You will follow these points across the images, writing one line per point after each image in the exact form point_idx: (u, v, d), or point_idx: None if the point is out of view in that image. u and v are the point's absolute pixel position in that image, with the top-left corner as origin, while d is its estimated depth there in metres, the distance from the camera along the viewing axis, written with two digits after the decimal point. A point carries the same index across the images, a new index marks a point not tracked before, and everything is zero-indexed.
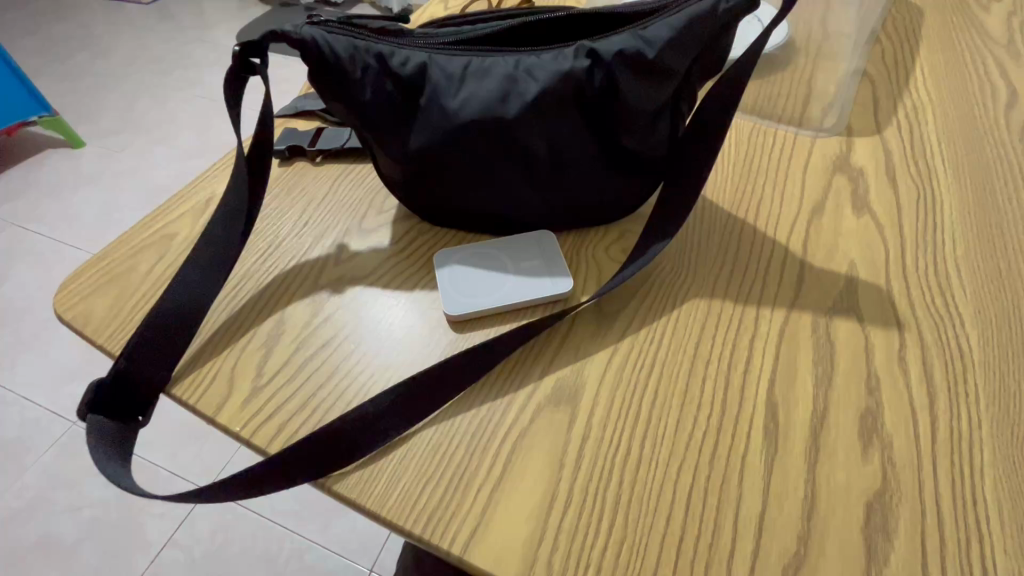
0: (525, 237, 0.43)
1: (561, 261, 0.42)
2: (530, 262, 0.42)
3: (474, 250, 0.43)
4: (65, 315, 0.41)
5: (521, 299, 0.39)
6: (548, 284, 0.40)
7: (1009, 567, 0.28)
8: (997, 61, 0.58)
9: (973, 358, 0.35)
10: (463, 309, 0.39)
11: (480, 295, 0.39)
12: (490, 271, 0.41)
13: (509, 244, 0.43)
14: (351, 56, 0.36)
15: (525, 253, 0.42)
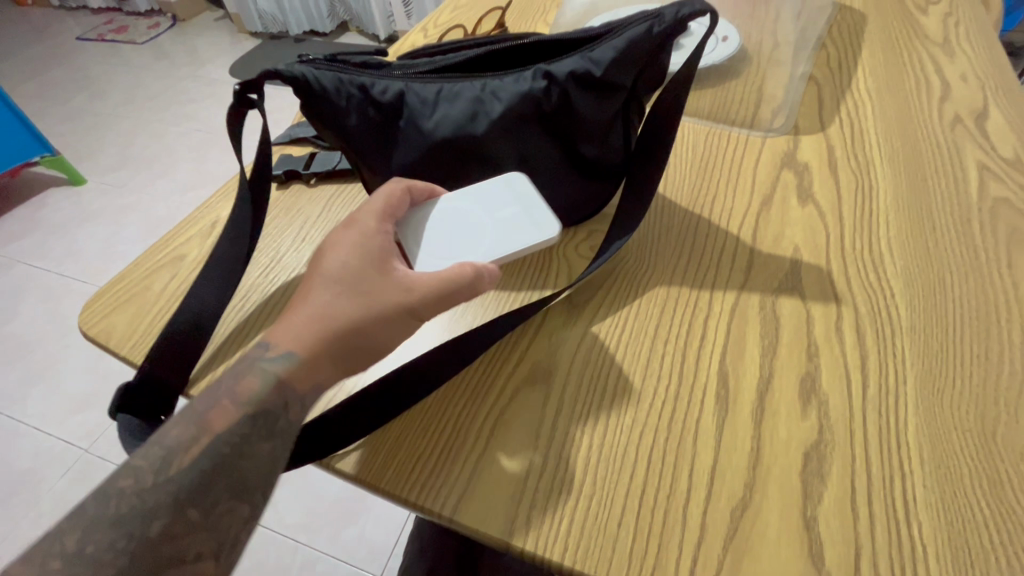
0: (492, 186, 0.42)
1: (539, 203, 0.41)
2: (504, 209, 0.40)
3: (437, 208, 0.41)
4: (90, 332, 0.45)
5: (510, 249, 0.38)
6: (534, 229, 0.39)
7: (928, 498, 0.32)
8: (932, 59, 0.63)
9: (902, 323, 0.40)
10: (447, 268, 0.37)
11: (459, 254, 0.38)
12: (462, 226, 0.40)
13: (475, 194, 0.41)
14: (337, 88, 0.41)
15: (496, 201, 0.41)
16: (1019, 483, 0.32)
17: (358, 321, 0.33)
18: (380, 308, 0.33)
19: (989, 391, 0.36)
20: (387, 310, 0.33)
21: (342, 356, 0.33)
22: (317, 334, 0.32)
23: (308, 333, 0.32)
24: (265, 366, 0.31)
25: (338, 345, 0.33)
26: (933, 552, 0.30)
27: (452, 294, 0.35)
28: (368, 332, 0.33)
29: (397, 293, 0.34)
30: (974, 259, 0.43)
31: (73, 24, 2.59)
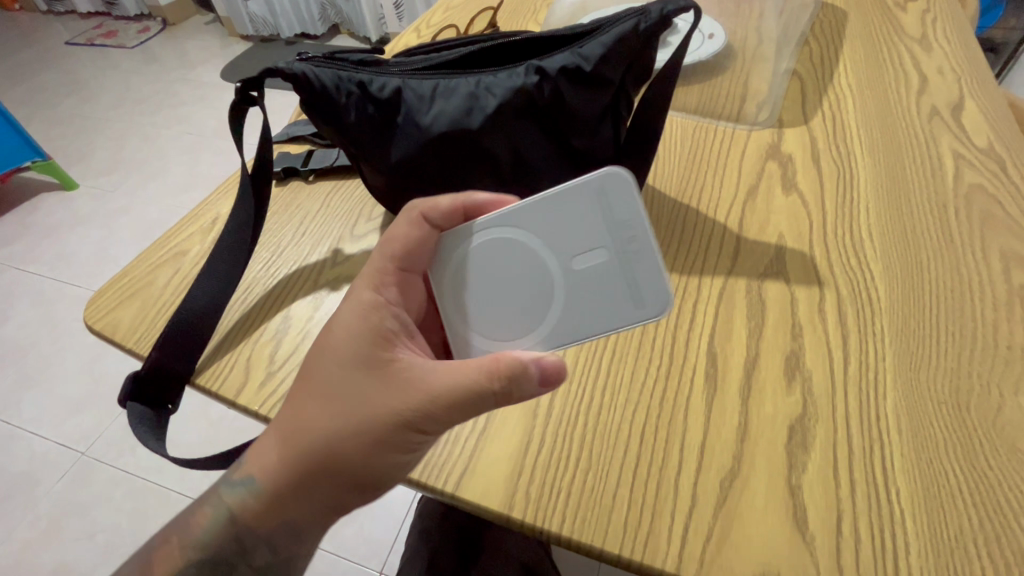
0: (583, 211, 0.36)
1: (649, 261, 0.35)
2: (596, 258, 0.36)
3: (512, 231, 0.38)
4: (95, 326, 0.46)
5: (583, 326, 0.36)
6: (630, 305, 0.36)
7: (905, 465, 0.33)
8: (910, 53, 0.65)
9: (881, 303, 0.42)
10: (523, 336, 0.38)
11: (534, 314, 0.38)
12: (539, 269, 0.37)
13: (561, 224, 0.37)
14: (336, 86, 0.43)
15: (589, 241, 0.36)
16: (990, 449, 0.34)
17: (329, 449, 0.34)
18: (352, 422, 0.34)
19: (963, 365, 0.38)
20: (362, 433, 0.33)
21: (319, 486, 0.35)
22: (284, 465, 0.34)
23: (276, 457, 0.35)
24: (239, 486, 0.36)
25: (304, 462, 0.34)
26: (910, 514, 0.32)
27: (447, 400, 0.33)
28: (338, 461, 0.34)
29: (373, 412, 0.34)
30: (950, 243, 0.45)
31: (61, 29, 2.58)
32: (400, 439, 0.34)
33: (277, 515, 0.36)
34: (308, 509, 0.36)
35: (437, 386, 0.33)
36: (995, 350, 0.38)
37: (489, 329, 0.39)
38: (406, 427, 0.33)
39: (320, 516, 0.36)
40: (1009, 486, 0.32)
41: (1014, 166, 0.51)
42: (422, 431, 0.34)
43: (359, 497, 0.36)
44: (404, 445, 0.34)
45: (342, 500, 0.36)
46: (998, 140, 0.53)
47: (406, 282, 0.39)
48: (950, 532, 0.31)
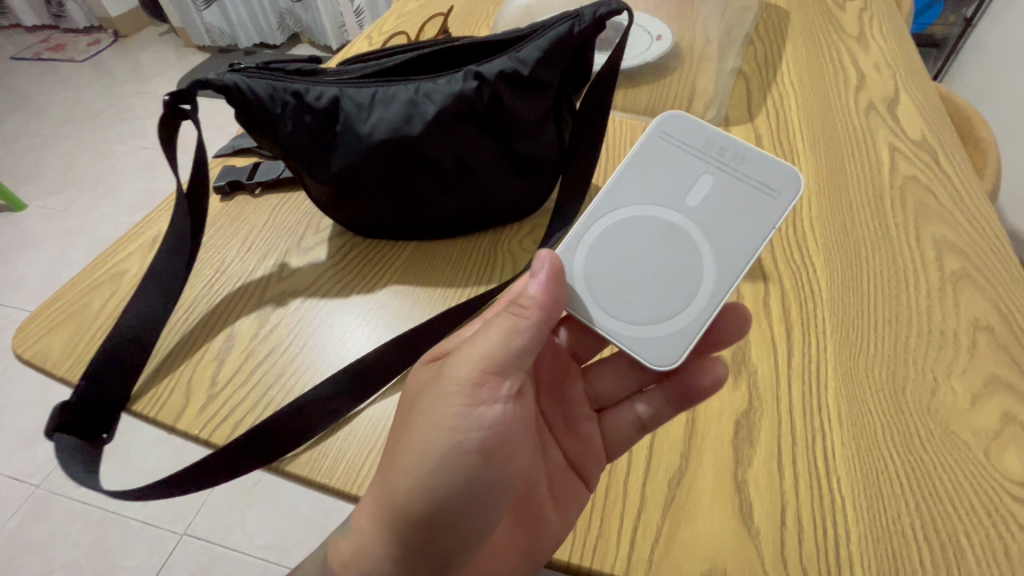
0: (667, 156, 0.37)
1: (752, 157, 0.36)
2: (706, 184, 0.36)
3: (619, 213, 0.37)
4: (23, 354, 0.44)
5: (753, 237, 0.34)
6: (767, 197, 0.35)
7: (845, 454, 0.34)
8: (850, 49, 0.66)
9: (823, 295, 0.42)
10: (700, 291, 0.35)
11: (698, 266, 0.35)
12: (669, 230, 0.36)
13: (655, 179, 0.37)
14: (270, 96, 0.41)
15: (690, 175, 0.36)
16: (926, 434, 0.35)
17: (404, 446, 0.32)
18: (419, 407, 0.32)
19: (900, 352, 0.39)
20: (418, 425, 0.32)
21: (393, 513, 0.31)
22: (373, 482, 0.32)
23: (368, 491, 0.33)
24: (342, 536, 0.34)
25: (388, 474, 0.32)
26: (850, 501, 0.32)
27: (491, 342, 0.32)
28: (404, 462, 0.31)
29: (425, 398, 0.32)
30: (887, 233, 0.46)
31: (6, 44, 2.48)
32: (453, 413, 0.31)
33: (376, 569, 0.32)
34: (401, 553, 0.32)
35: (469, 347, 0.32)
36: (929, 336, 0.39)
37: (658, 305, 0.35)
38: (454, 395, 0.32)
39: (418, 565, 0.32)
40: (943, 469, 0.33)
41: (947, 157, 0.52)
42: (473, 391, 0.32)
43: (444, 526, 0.32)
44: (459, 427, 0.31)
45: (428, 534, 0.32)
46: (931, 133, 0.55)
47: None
48: (888, 517, 0.32)
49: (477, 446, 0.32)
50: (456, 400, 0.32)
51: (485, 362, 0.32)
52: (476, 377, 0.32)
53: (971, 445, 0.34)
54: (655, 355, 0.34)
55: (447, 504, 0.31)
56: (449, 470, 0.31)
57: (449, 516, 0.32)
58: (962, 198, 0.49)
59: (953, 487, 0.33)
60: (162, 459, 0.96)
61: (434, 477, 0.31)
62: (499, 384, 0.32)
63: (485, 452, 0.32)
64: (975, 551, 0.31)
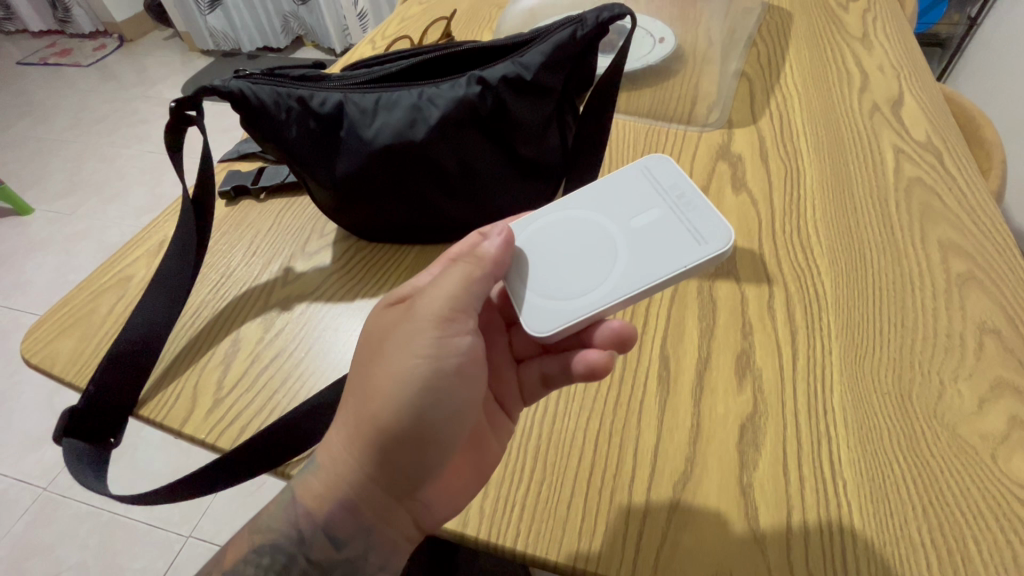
0: (634, 181, 0.38)
1: (703, 208, 0.36)
2: (653, 216, 0.37)
3: (568, 209, 0.39)
4: (31, 359, 0.44)
5: (659, 271, 0.34)
6: (695, 244, 0.34)
7: (851, 458, 0.34)
8: (853, 50, 0.66)
9: (827, 298, 0.42)
10: (594, 293, 0.35)
11: (603, 272, 0.36)
12: (599, 237, 0.37)
13: (613, 195, 0.38)
14: (275, 102, 0.42)
15: (644, 204, 0.37)
16: (932, 437, 0.35)
17: (378, 379, 0.33)
18: (391, 343, 0.34)
19: (906, 355, 0.38)
20: (394, 358, 0.34)
21: (372, 437, 0.33)
22: (347, 415, 0.34)
23: (336, 427, 0.35)
24: (299, 477, 0.35)
25: (363, 404, 0.34)
26: (857, 505, 0.32)
27: (462, 283, 0.35)
28: (381, 392, 0.33)
29: (395, 332, 0.34)
30: (891, 236, 0.46)
31: (13, 50, 2.50)
32: (429, 347, 0.34)
33: (348, 491, 0.34)
34: (373, 476, 0.34)
35: (437, 287, 0.35)
36: (934, 338, 0.39)
37: (561, 294, 0.36)
38: (429, 330, 0.34)
39: (389, 486, 0.35)
40: (949, 472, 0.33)
41: (951, 158, 0.52)
42: (445, 327, 0.34)
43: (416, 447, 0.34)
44: (435, 357, 0.34)
45: (402, 455, 0.34)
46: (936, 134, 0.55)
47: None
48: (895, 521, 0.32)
49: (452, 373, 0.35)
50: (429, 328, 0.34)
51: (455, 300, 0.34)
52: (447, 307, 0.34)
53: (978, 448, 0.34)
54: (531, 325, 0.36)
55: (421, 424, 0.34)
56: (426, 397, 0.34)
57: (425, 437, 0.34)
58: (967, 200, 0.48)
59: (960, 491, 0.33)
60: (168, 462, 0.97)
61: (412, 401, 0.33)
62: (465, 318, 0.35)
63: (460, 376, 0.35)
64: (982, 555, 0.31)
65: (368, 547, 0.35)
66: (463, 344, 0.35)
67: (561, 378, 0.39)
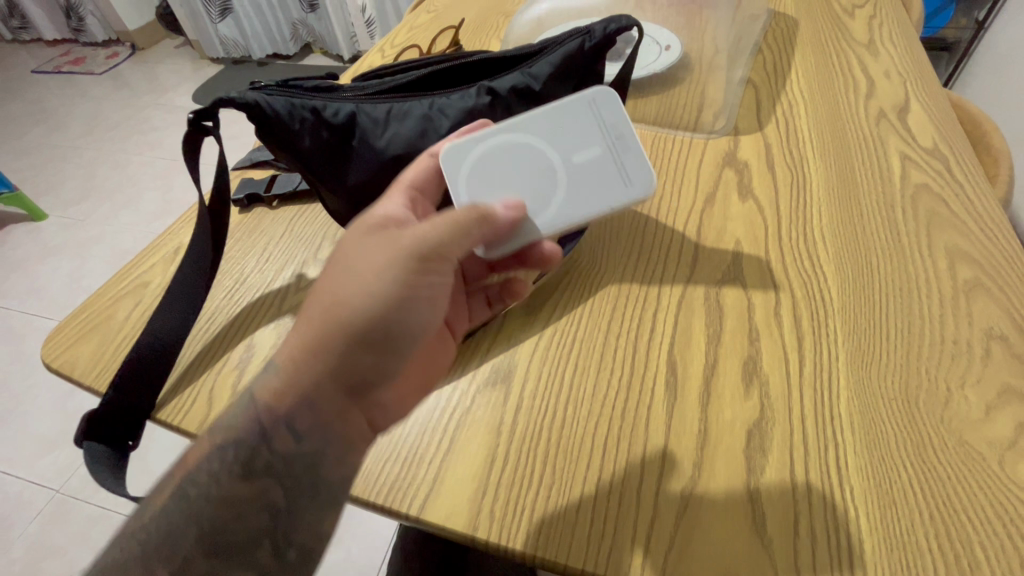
0: (578, 114, 0.40)
1: (634, 152, 0.40)
2: (591, 154, 0.40)
3: (513, 134, 0.40)
4: (52, 364, 0.46)
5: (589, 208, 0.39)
6: (625, 187, 0.39)
7: (858, 464, 0.34)
8: (859, 56, 0.67)
9: (834, 304, 0.43)
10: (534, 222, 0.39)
11: (542, 202, 0.39)
12: (541, 166, 0.40)
13: (557, 126, 0.40)
14: (289, 113, 0.42)
15: (584, 140, 0.40)
16: (940, 443, 0.35)
17: (357, 299, 0.34)
18: (374, 267, 0.35)
19: (912, 361, 0.39)
20: (374, 280, 0.34)
21: (342, 342, 0.34)
22: (315, 329, 0.34)
23: (297, 335, 0.34)
24: (258, 384, 0.34)
25: (335, 319, 0.34)
26: (864, 511, 0.33)
27: (456, 224, 0.35)
28: (358, 308, 0.34)
29: (374, 254, 0.35)
30: (898, 242, 0.46)
31: (28, 58, 2.55)
32: (410, 275, 0.35)
33: (309, 394, 0.34)
34: (337, 382, 0.34)
35: (425, 223, 0.35)
36: (941, 345, 0.39)
37: None
38: (415, 262, 0.35)
39: (351, 392, 0.35)
40: (957, 479, 0.33)
41: (958, 164, 0.52)
42: (430, 263, 0.36)
43: (382, 359, 0.35)
44: (414, 283, 0.35)
45: (367, 367, 0.35)
46: (942, 140, 0.55)
47: (417, 203, 0.41)
48: (902, 527, 0.32)
49: (425, 297, 0.36)
50: (414, 261, 0.35)
51: (444, 245, 0.36)
52: (435, 247, 0.35)
53: (985, 455, 0.34)
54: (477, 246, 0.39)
55: (391, 339, 0.35)
56: (399, 316, 0.35)
57: (392, 348, 0.36)
58: (974, 206, 0.49)
59: (967, 497, 0.33)
60: None
61: (385, 313, 0.34)
62: (448, 260, 0.36)
63: (431, 301, 0.37)
64: (989, 560, 0.31)
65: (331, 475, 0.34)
66: (440, 277, 0.37)
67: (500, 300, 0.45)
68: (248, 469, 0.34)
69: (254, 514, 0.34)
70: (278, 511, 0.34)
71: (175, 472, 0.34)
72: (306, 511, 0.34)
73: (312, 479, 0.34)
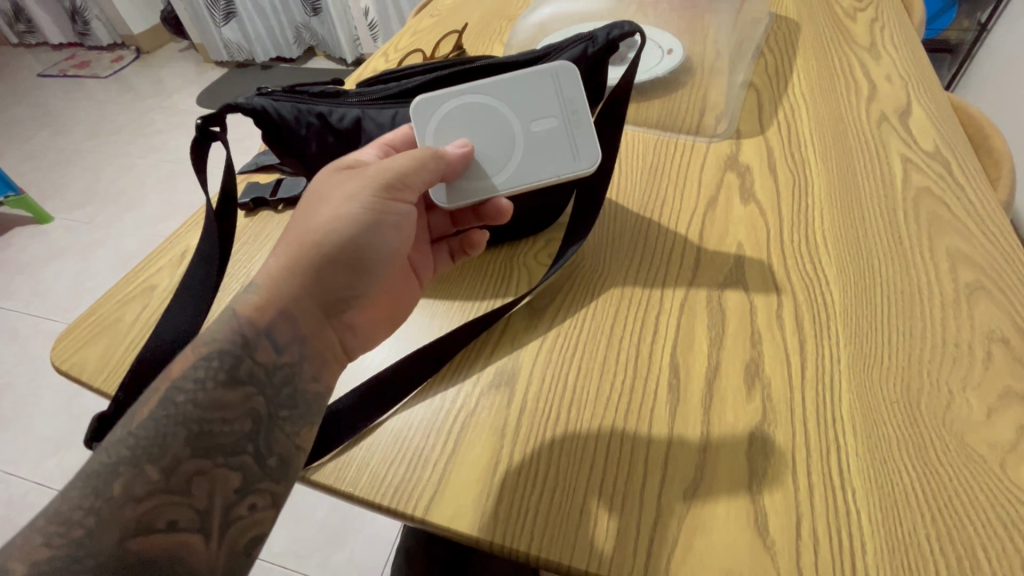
0: (545, 82, 0.43)
1: (586, 127, 0.44)
2: (549, 124, 0.44)
3: (483, 94, 0.44)
4: (62, 366, 0.46)
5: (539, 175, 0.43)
6: (573, 159, 0.43)
7: (860, 466, 0.35)
8: (861, 60, 0.67)
9: (836, 307, 0.43)
10: (488, 181, 0.44)
11: (498, 164, 0.44)
12: (503, 130, 0.44)
13: (524, 92, 0.43)
14: (296, 118, 0.43)
15: (545, 109, 0.44)
16: (941, 446, 0.35)
17: (327, 221, 0.39)
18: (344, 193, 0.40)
19: (914, 364, 0.39)
20: (342, 205, 0.40)
21: (314, 259, 0.38)
22: (291, 249, 0.39)
23: (276, 257, 0.39)
24: (237, 301, 0.36)
25: (307, 236, 0.39)
26: (865, 512, 0.33)
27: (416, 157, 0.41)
28: (329, 226, 0.39)
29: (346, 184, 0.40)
30: (899, 245, 0.47)
31: (34, 62, 2.57)
32: (375, 202, 0.40)
33: (288, 311, 0.37)
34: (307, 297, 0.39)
35: (392, 158, 0.41)
36: (942, 348, 0.40)
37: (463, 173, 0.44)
38: (380, 190, 0.40)
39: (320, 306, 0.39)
40: (958, 481, 0.34)
41: (960, 167, 0.52)
42: (395, 192, 0.41)
43: (350, 277, 0.40)
44: (380, 207, 0.41)
45: (336, 283, 0.40)
46: (944, 143, 0.55)
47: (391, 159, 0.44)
48: (903, 528, 0.32)
49: (389, 222, 0.42)
50: (379, 187, 0.40)
51: (407, 177, 0.41)
52: (399, 177, 0.41)
53: (987, 457, 0.35)
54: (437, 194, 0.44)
55: (358, 259, 0.40)
56: (365, 235, 0.40)
57: (360, 266, 0.41)
58: (975, 209, 0.49)
59: (968, 499, 0.33)
60: None
61: (354, 232, 0.40)
62: (411, 191, 0.41)
63: (395, 228, 0.42)
64: (990, 562, 0.31)
65: None
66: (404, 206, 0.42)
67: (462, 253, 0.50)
68: (234, 376, 0.34)
69: (239, 422, 0.33)
70: (259, 419, 0.34)
71: (159, 384, 0.33)
72: (286, 422, 0.35)
73: (291, 389, 0.36)
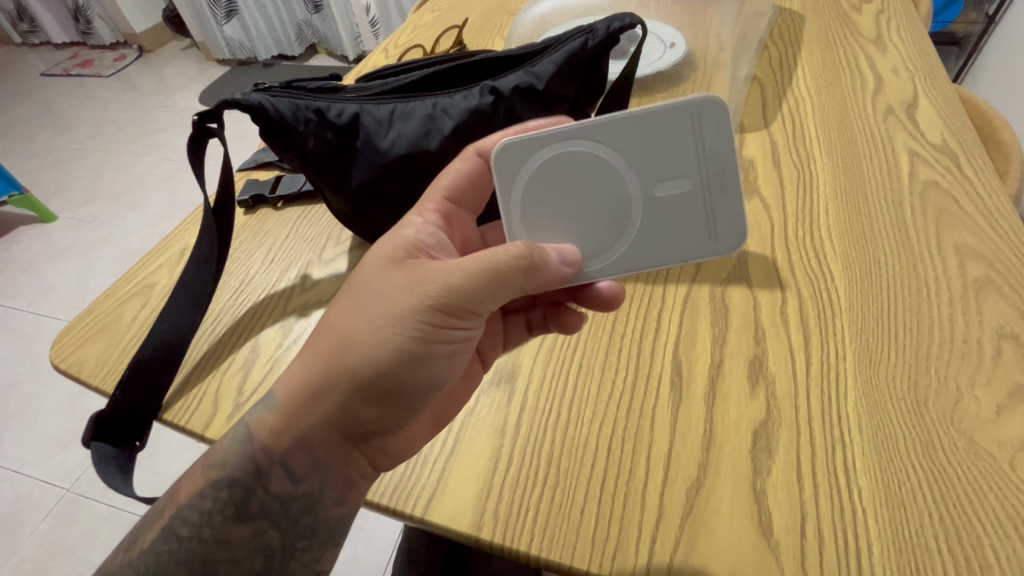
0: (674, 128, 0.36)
1: (732, 196, 0.36)
2: (681, 186, 0.37)
3: (589, 141, 0.37)
4: (60, 364, 0.46)
5: (668, 257, 0.38)
6: (709, 242, 0.37)
7: (866, 465, 0.34)
8: (866, 52, 0.66)
9: (841, 303, 0.42)
10: (605, 255, 0.39)
11: (613, 232, 0.38)
12: (617, 190, 0.37)
13: (646, 142, 0.36)
14: (294, 114, 0.42)
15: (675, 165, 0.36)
16: (949, 444, 0.34)
17: (362, 349, 0.34)
18: (384, 311, 0.34)
19: (921, 361, 0.38)
20: (385, 328, 0.34)
21: (342, 388, 0.34)
22: (312, 373, 0.35)
23: (297, 373, 0.35)
24: (251, 417, 0.36)
25: (334, 362, 0.34)
26: (872, 512, 0.32)
27: (484, 270, 0.34)
28: (361, 355, 0.34)
29: (393, 296, 0.35)
30: (906, 240, 0.46)
31: (37, 61, 2.58)
32: (421, 327, 0.34)
33: (304, 433, 0.35)
34: (340, 420, 0.35)
35: (455, 267, 0.34)
36: (950, 344, 0.39)
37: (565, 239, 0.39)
38: (429, 314, 0.34)
39: (345, 425, 0.35)
40: (966, 480, 0.33)
41: (967, 160, 0.52)
42: (451, 317, 0.35)
43: (385, 406, 0.36)
44: (432, 336, 0.35)
45: (367, 411, 0.35)
46: (952, 137, 0.54)
47: (451, 214, 0.42)
48: (911, 528, 0.32)
49: (443, 352, 0.36)
50: (426, 311, 0.34)
51: (466, 300, 0.35)
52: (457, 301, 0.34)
53: (996, 456, 0.34)
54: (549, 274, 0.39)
55: (397, 390, 0.35)
56: (408, 365, 0.35)
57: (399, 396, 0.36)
58: (983, 203, 0.48)
59: (977, 498, 0.32)
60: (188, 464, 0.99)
61: (392, 362, 0.34)
62: (472, 313, 0.36)
63: (448, 356, 0.36)
64: (1000, 562, 0.30)
65: (323, 483, 0.36)
66: (464, 331, 0.36)
67: (541, 326, 0.44)
68: (242, 510, 0.35)
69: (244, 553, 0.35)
70: (272, 553, 0.35)
71: (166, 507, 0.36)
72: (302, 552, 0.36)
73: (309, 521, 0.36)
